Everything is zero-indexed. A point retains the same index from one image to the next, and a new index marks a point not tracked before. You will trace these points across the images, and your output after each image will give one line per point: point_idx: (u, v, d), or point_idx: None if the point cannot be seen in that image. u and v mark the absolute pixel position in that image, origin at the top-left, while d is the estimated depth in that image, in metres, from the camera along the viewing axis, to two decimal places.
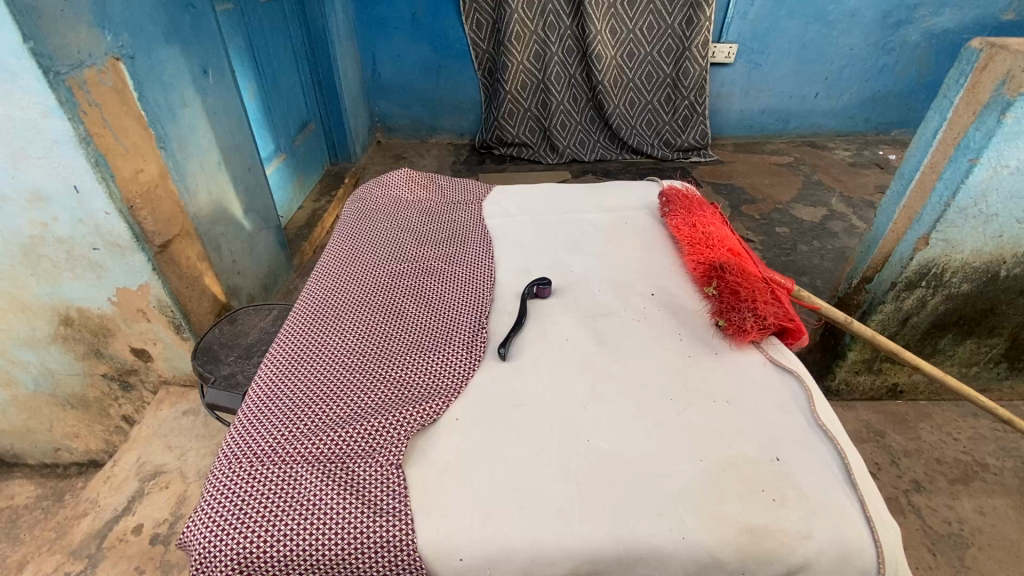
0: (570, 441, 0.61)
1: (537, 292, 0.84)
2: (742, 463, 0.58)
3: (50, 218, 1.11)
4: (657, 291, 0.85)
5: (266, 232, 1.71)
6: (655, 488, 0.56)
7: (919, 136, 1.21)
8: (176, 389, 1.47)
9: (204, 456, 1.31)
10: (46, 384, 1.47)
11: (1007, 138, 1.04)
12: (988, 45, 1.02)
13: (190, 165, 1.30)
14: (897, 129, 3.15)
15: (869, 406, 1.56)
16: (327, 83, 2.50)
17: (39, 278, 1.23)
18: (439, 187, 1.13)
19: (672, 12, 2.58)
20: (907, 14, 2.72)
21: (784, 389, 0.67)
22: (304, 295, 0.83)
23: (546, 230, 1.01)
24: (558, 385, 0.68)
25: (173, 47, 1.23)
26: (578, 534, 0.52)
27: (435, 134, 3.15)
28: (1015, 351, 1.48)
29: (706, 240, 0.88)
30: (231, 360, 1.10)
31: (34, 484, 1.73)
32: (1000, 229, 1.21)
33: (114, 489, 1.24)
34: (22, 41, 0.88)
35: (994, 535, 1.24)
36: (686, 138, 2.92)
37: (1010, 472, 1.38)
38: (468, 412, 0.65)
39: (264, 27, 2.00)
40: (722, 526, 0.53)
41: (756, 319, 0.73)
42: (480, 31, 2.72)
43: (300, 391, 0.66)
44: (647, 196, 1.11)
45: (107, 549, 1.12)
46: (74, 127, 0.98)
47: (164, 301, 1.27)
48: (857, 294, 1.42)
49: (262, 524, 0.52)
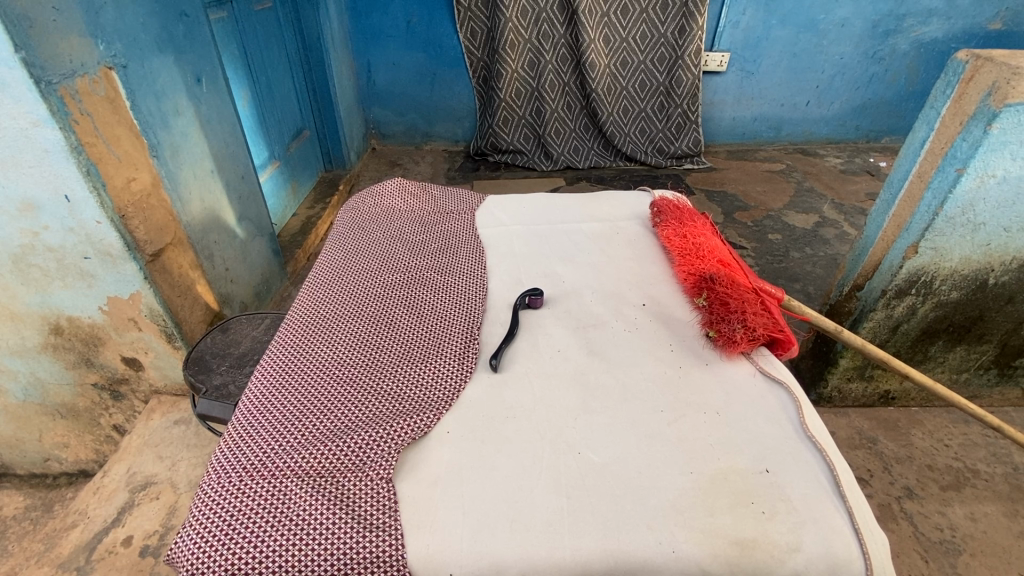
0: (561, 453, 0.61)
1: (529, 302, 0.84)
2: (732, 475, 0.59)
3: (40, 227, 1.11)
4: (648, 301, 0.85)
5: (259, 240, 1.71)
6: (645, 500, 0.56)
7: (907, 146, 1.22)
8: (168, 398, 1.46)
9: (196, 466, 1.29)
10: (36, 393, 1.46)
11: (993, 149, 1.06)
12: (973, 57, 1.04)
13: (184, 173, 1.30)
14: (887, 137, 3.19)
15: (861, 413, 1.57)
16: (321, 90, 2.51)
17: (29, 287, 1.22)
18: (432, 196, 1.13)
19: (665, 21, 2.61)
20: (896, 23, 2.75)
21: (773, 400, 0.68)
22: (295, 304, 0.83)
23: (539, 240, 1.01)
24: (549, 398, 0.68)
25: (167, 56, 1.23)
26: (569, 547, 0.52)
27: (429, 141, 3.16)
28: (1005, 358, 1.49)
29: (697, 251, 0.89)
30: (223, 369, 1.10)
31: (23, 494, 1.70)
32: (988, 237, 1.22)
33: (104, 500, 1.23)
34: (13, 51, 0.88)
35: (986, 542, 1.24)
36: (679, 145, 2.94)
37: (1001, 478, 1.39)
38: (460, 425, 0.65)
39: (258, 34, 2.00)
40: (712, 539, 0.53)
41: (745, 330, 0.73)
42: (474, 39, 2.74)
43: (291, 403, 0.66)
44: (639, 206, 1.11)
45: (97, 561, 1.11)
46: (65, 136, 0.98)
47: (155, 310, 1.26)
48: (848, 302, 1.43)
49: (251, 536, 0.52)
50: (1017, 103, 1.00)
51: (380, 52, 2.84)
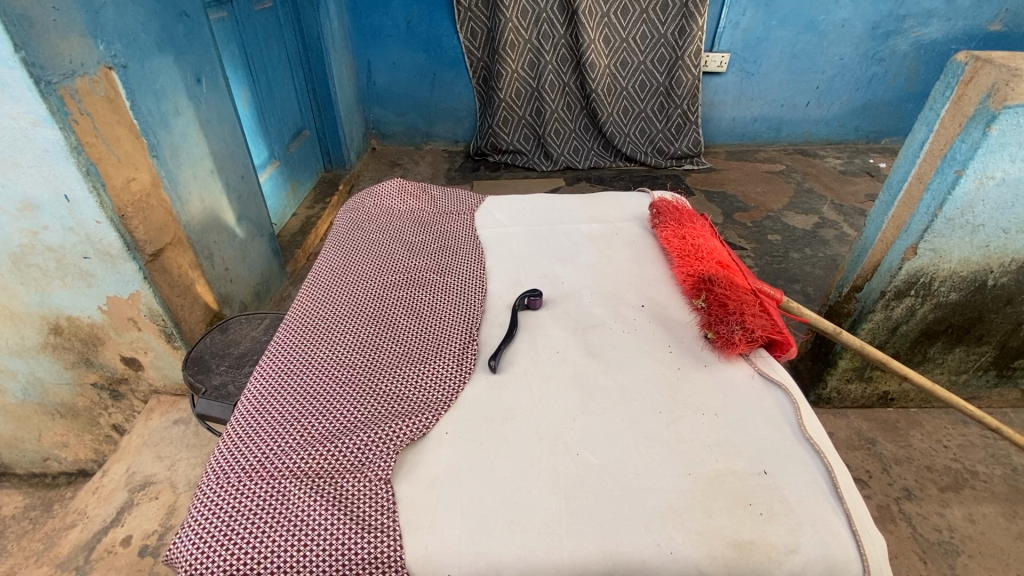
0: (559, 454, 0.61)
1: (528, 303, 0.84)
2: (730, 476, 0.59)
3: (40, 226, 1.11)
4: (647, 302, 0.85)
5: (259, 240, 1.71)
6: (643, 501, 0.56)
7: (906, 147, 1.23)
8: (167, 397, 1.46)
9: (195, 465, 1.30)
10: (35, 392, 1.46)
11: (992, 150, 1.06)
12: (973, 58, 1.04)
13: (183, 174, 1.30)
14: (887, 138, 3.19)
15: (860, 414, 1.57)
16: (321, 90, 2.51)
17: (29, 287, 1.22)
18: (432, 197, 1.13)
19: (665, 22, 2.61)
20: (896, 24, 2.75)
21: (771, 401, 0.68)
22: (294, 305, 0.83)
23: (539, 241, 1.01)
24: (548, 398, 0.68)
25: (167, 56, 1.23)
26: (567, 548, 0.52)
27: (429, 141, 3.16)
28: (1004, 359, 1.49)
29: (696, 252, 0.89)
30: (222, 369, 1.10)
31: (23, 493, 1.71)
32: (987, 238, 1.22)
33: (103, 499, 1.23)
34: (13, 51, 0.88)
35: (985, 543, 1.24)
36: (679, 146, 2.94)
37: (999, 479, 1.39)
38: (459, 425, 0.65)
39: (258, 34, 2.00)
40: (709, 540, 0.53)
41: (743, 331, 0.73)
42: (475, 39, 2.74)
43: (289, 403, 0.66)
44: (638, 207, 1.11)
45: (96, 560, 1.11)
46: (65, 136, 0.98)
47: (155, 310, 1.26)
48: (847, 303, 1.43)
49: (251, 534, 0.52)
50: (1016, 105, 1.01)
51: (381, 52, 2.84)
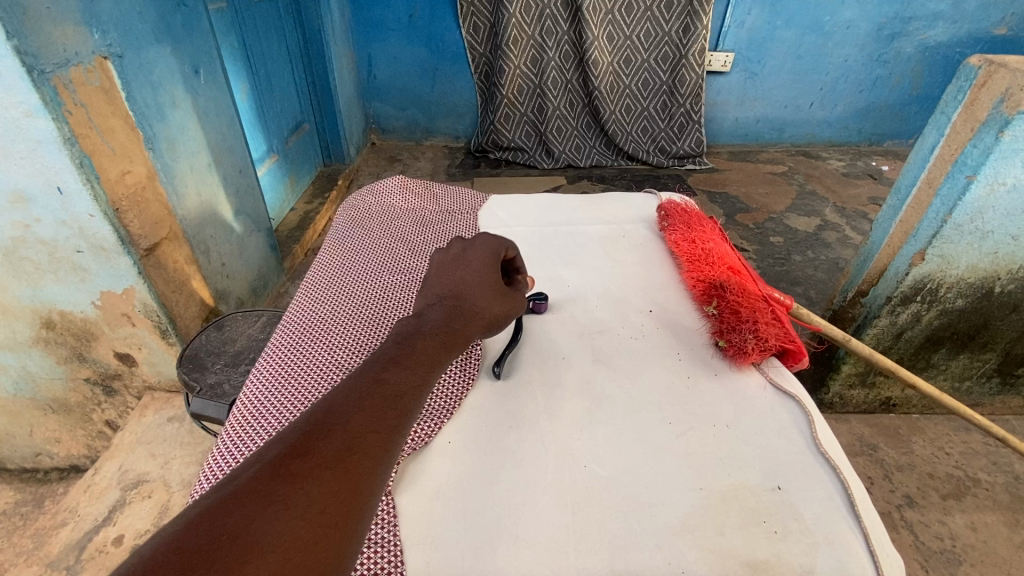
0: (567, 466, 0.59)
1: (532, 307, 0.82)
2: (743, 492, 0.57)
3: (32, 219, 1.08)
4: (655, 308, 0.83)
5: (256, 235, 1.68)
6: (654, 519, 0.54)
7: (916, 151, 1.21)
8: (161, 394, 1.44)
9: (189, 464, 1.27)
10: (26, 387, 1.43)
11: (1004, 157, 1.04)
12: (986, 62, 1.01)
13: (180, 167, 1.27)
14: (890, 140, 3.17)
15: (862, 420, 1.56)
16: (321, 83, 2.48)
17: (20, 281, 1.19)
18: (435, 194, 1.11)
19: (669, 20, 2.58)
20: (901, 26, 2.73)
21: (784, 413, 0.66)
22: (293, 308, 0.80)
23: (543, 241, 0.99)
24: (553, 408, 0.66)
25: (163, 46, 1.20)
26: (574, 565, 0.50)
27: (430, 136, 3.13)
28: (1008, 366, 1.48)
29: (706, 257, 0.87)
30: (217, 368, 1.07)
31: (14, 489, 1.68)
32: (995, 245, 1.21)
33: (95, 498, 1.21)
34: (6, 39, 0.85)
35: (987, 552, 1.23)
36: (681, 146, 2.92)
37: (1002, 488, 1.38)
38: (462, 435, 0.63)
39: (258, 26, 1.97)
40: (723, 560, 0.51)
41: (757, 341, 0.71)
42: (477, 34, 2.70)
43: (286, 408, 0.64)
44: (645, 209, 1.09)
45: (87, 560, 1.09)
46: (58, 127, 0.95)
47: (149, 305, 1.24)
48: (852, 308, 1.41)
49: None
50: None
51: (382, 45, 2.80)
